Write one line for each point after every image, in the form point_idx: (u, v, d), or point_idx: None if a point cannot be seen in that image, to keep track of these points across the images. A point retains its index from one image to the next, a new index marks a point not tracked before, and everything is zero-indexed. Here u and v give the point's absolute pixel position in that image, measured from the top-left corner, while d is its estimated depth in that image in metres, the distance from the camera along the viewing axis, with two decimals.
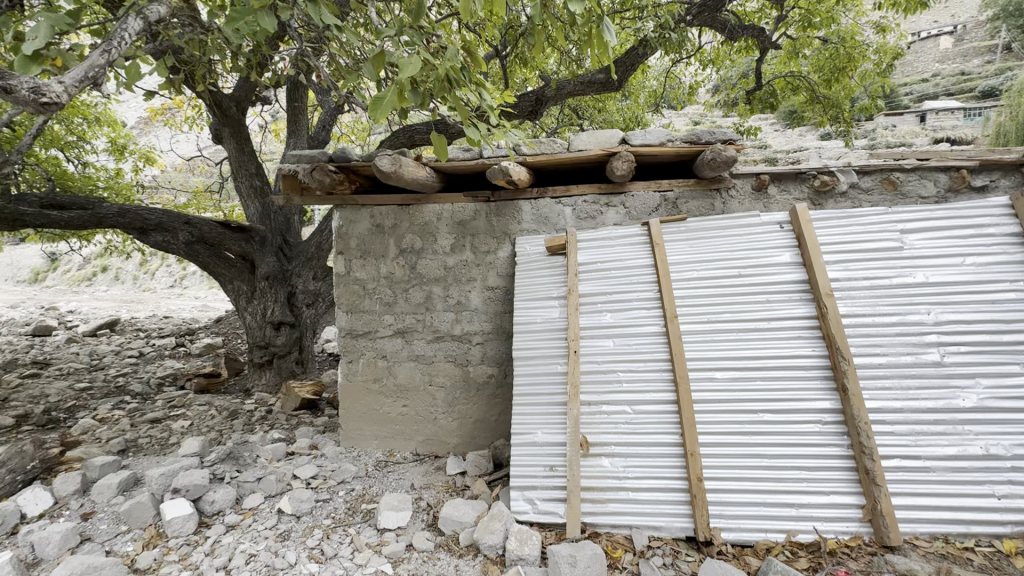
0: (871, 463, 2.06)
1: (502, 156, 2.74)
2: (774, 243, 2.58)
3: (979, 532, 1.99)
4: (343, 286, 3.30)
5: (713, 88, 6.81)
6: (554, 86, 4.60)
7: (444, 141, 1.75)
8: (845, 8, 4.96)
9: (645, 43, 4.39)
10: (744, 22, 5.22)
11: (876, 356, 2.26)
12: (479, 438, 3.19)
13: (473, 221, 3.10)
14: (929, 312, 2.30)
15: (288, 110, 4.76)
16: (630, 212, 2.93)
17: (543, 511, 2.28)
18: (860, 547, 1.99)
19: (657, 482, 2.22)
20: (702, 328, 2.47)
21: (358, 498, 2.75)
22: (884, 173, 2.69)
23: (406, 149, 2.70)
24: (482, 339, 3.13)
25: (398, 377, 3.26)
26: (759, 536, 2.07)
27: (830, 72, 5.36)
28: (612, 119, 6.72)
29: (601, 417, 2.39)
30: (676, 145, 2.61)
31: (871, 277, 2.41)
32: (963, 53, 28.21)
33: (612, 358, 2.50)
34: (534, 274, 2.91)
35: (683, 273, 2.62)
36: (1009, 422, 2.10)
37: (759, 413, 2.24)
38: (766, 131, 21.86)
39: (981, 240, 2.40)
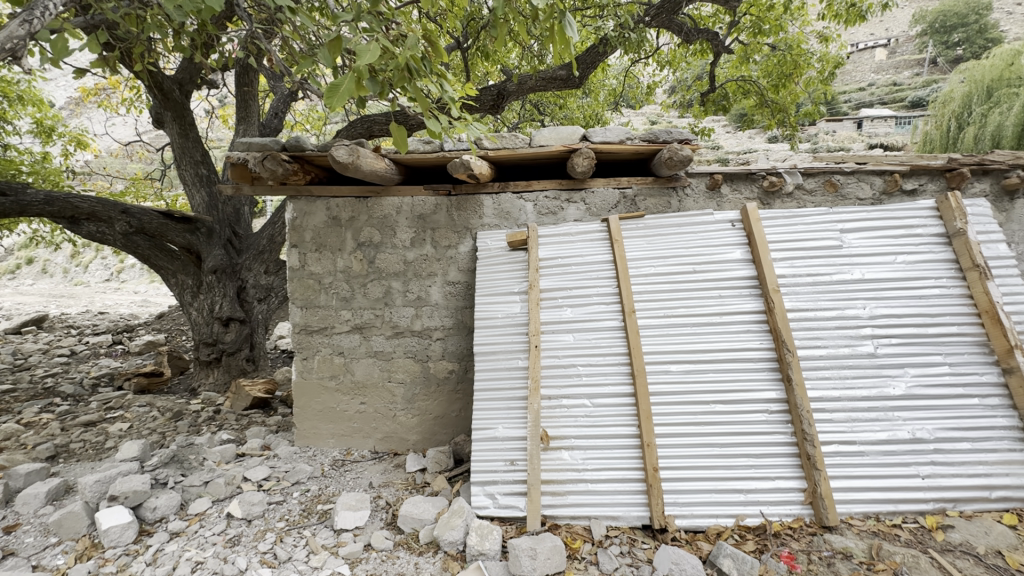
0: (812, 449, 2.19)
1: (463, 150, 2.71)
2: (726, 241, 2.69)
3: (907, 510, 2.14)
4: (297, 280, 3.18)
5: (671, 88, 6.98)
6: (516, 81, 4.56)
7: (403, 131, 1.71)
8: (792, 17, 5.18)
9: (606, 42, 4.41)
10: (699, 26, 5.37)
11: (818, 348, 2.40)
12: (440, 434, 3.17)
13: (434, 215, 3.05)
14: (865, 307, 2.46)
15: (238, 95, 4.51)
16: (590, 208, 2.97)
17: (504, 505, 2.28)
18: (801, 528, 2.10)
19: (615, 473, 2.27)
20: (659, 322, 2.54)
21: (314, 498, 2.67)
22: (825, 175, 2.84)
23: (364, 140, 2.62)
24: (443, 334, 3.11)
25: (355, 374, 3.19)
26: (710, 521, 2.16)
27: (778, 77, 5.61)
28: (572, 116, 6.77)
29: (561, 410, 2.42)
30: (635, 143, 2.66)
31: (814, 274, 2.55)
32: (895, 65, 30.22)
33: (572, 353, 2.53)
34: (495, 269, 2.90)
35: (640, 268, 2.69)
36: (933, 408, 2.28)
37: (711, 404, 2.33)
38: (718, 133, 22.70)
39: (910, 240, 2.59)
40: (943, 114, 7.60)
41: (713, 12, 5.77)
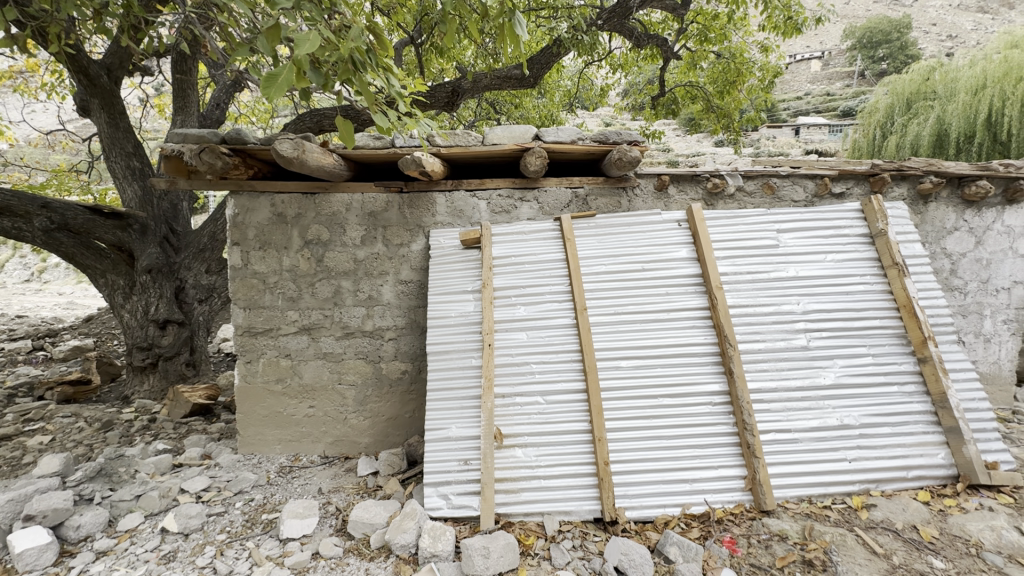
0: (752, 437, 2.30)
1: (415, 147, 2.67)
2: (672, 240, 2.78)
3: (836, 492, 2.29)
4: (239, 279, 3.02)
5: (623, 91, 7.14)
6: (471, 78, 4.53)
7: (350, 126, 1.65)
8: (735, 26, 5.41)
9: (560, 43, 4.45)
10: (649, 32, 5.52)
11: (757, 342, 2.52)
12: (393, 436, 3.11)
13: (385, 212, 2.98)
14: (799, 303, 2.61)
15: (174, 84, 4.23)
16: (543, 207, 2.99)
17: (457, 505, 2.27)
18: (741, 514, 2.21)
19: (567, 469, 2.31)
20: (610, 320, 2.59)
21: (258, 508, 2.56)
22: (764, 178, 3.01)
23: (310, 134, 2.52)
24: (395, 334, 3.05)
25: (304, 376, 3.07)
26: (658, 511, 2.22)
27: (723, 84, 5.84)
28: (528, 116, 6.79)
29: (514, 408, 2.43)
30: (586, 143, 2.70)
31: (753, 271, 2.68)
32: (828, 76, 32.27)
33: (525, 351, 2.55)
34: (449, 268, 2.87)
35: (591, 266, 2.74)
36: (858, 396, 2.45)
37: (659, 398, 2.41)
38: (668, 136, 23.50)
39: (839, 239, 2.77)
40: (869, 124, 8.01)
41: (662, 18, 5.94)
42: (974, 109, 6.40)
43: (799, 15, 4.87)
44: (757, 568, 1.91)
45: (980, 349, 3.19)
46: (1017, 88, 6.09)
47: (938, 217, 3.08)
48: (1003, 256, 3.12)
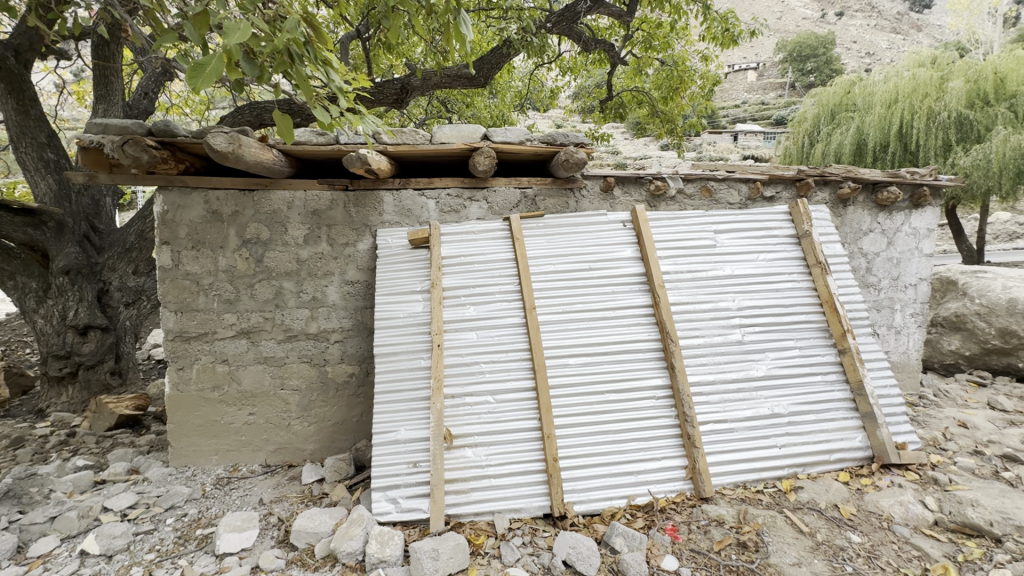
0: (692, 429, 2.42)
1: (360, 144, 2.61)
2: (617, 240, 2.86)
3: (768, 477, 2.44)
4: (170, 281, 2.83)
5: (573, 94, 7.26)
6: (420, 75, 4.46)
7: (289, 121, 1.59)
8: (678, 36, 5.64)
9: (509, 44, 4.46)
10: (596, 37, 5.65)
11: (696, 338, 2.65)
12: (340, 440, 3.03)
13: (330, 211, 2.89)
14: (734, 300, 2.77)
15: (95, 70, 3.89)
16: (492, 207, 3.00)
17: (406, 509, 2.23)
18: (682, 502, 2.31)
19: (517, 466, 2.33)
20: (558, 318, 2.64)
21: (191, 523, 2.41)
22: (702, 181, 3.15)
23: (248, 128, 2.41)
24: (341, 336, 2.97)
25: (242, 383, 2.92)
26: (605, 504, 2.28)
27: (667, 90, 6.06)
28: (480, 116, 6.65)
29: (464, 408, 2.42)
30: (534, 144, 2.73)
31: (692, 270, 2.81)
32: (763, 86, 34.27)
33: (475, 351, 2.54)
34: (397, 268, 2.82)
35: (540, 266, 2.77)
36: (787, 386, 2.63)
37: (605, 394, 2.48)
38: (617, 139, 24.18)
39: (769, 240, 2.96)
40: (798, 132, 8.50)
41: (609, 24, 6.10)
42: (888, 122, 7.05)
43: (736, 27, 5.10)
44: (697, 552, 2.00)
45: (892, 340, 3.50)
46: (923, 103, 6.90)
47: (855, 220, 3.35)
48: (910, 256, 3.44)
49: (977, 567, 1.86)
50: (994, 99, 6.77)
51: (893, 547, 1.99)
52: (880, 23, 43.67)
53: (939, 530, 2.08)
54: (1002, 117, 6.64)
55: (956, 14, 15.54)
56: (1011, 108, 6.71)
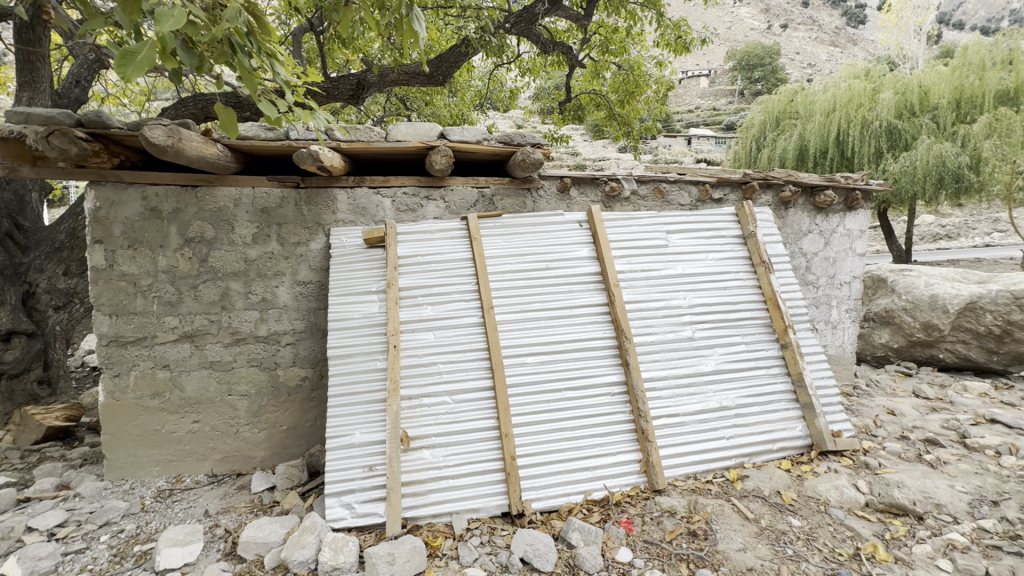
0: (645, 423, 2.49)
1: (311, 140, 2.53)
2: (574, 239, 2.91)
3: (717, 468, 2.54)
4: (103, 281, 2.65)
5: (533, 95, 7.30)
6: (376, 71, 4.36)
7: (232, 115, 1.52)
8: (633, 41, 5.78)
9: (467, 43, 4.41)
10: (555, 39, 5.71)
11: (650, 335, 2.73)
12: (292, 446, 2.94)
13: (280, 209, 2.79)
14: (685, 298, 2.87)
15: (17, 55, 3.55)
16: (449, 207, 2.99)
17: (362, 514, 2.19)
18: (637, 495, 2.37)
19: (474, 467, 2.32)
20: (516, 317, 2.65)
21: (128, 540, 2.27)
22: (655, 183, 3.24)
23: (189, 122, 2.29)
24: (293, 338, 2.87)
25: (186, 389, 2.77)
26: (563, 500, 2.32)
27: (623, 93, 6.20)
28: (440, 114, 6.57)
29: (421, 410, 2.39)
30: (491, 144, 2.74)
31: (646, 269, 2.89)
32: (714, 93, 35.65)
33: (433, 351, 2.51)
34: (351, 268, 2.75)
35: (498, 265, 2.77)
36: (735, 380, 2.75)
37: (561, 391, 2.52)
38: (576, 141, 24.55)
39: (717, 240, 3.09)
40: (746, 137, 8.87)
41: (567, 27, 6.19)
42: (827, 129, 7.59)
43: (688, 35, 5.27)
44: (651, 543, 2.06)
45: (829, 335, 3.72)
46: (858, 112, 7.38)
47: (796, 222, 3.53)
48: (845, 255, 3.67)
49: (902, 543, 2.01)
50: (919, 110, 7.26)
51: (830, 529, 2.12)
52: (820, 36, 46.31)
53: (870, 511, 2.23)
54: (926, 127, 7.10)
55: (888, 29, 16.63)
56: (934, 119, 7.19)
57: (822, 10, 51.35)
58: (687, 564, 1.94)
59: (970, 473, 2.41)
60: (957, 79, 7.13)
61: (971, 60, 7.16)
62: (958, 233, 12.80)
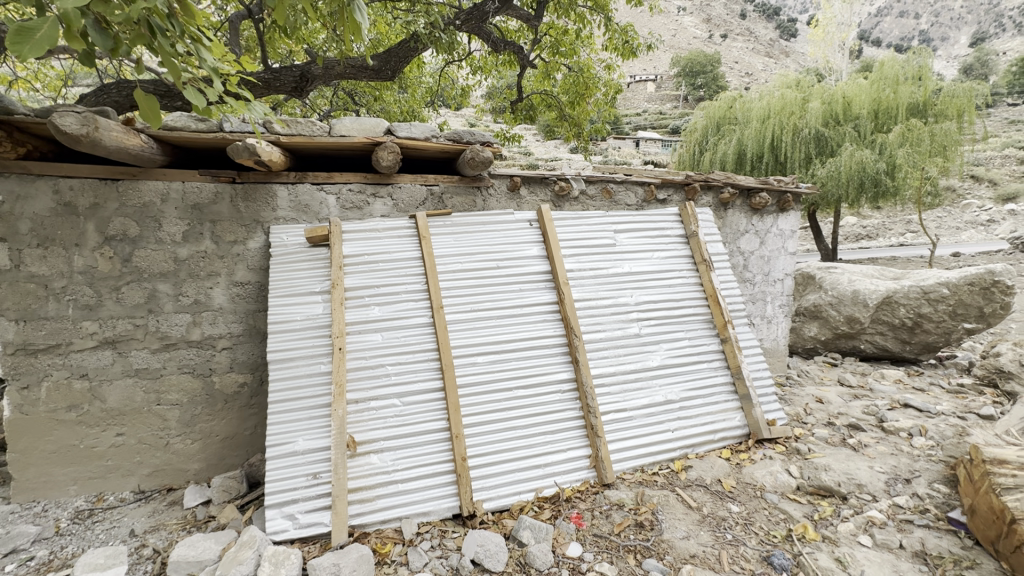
0: (594, 419, 2.54)
1: (247, 133, 2.39)
2: (524, 239, 2.92)
3: (662, 459, 2.63)
4: (8, 284, 2.39)
5: (485, 94, 7.26)
6: (321, 63, 4.18)
7: (155, 103, 1.40)
8: (583, 43, 5.86)
9: (416, 38, 4.30)
10: (505, 39, 5.71)
11: (599, 332, 2.78)
12: (230, 457, 2.79)
13: (213, 205, 2.63)
14: (632, 296, 2.94)
15: None
16: (397, 205, 2.92)
17: (305, 524, 2.10)
18: (587, 490, 2.41)
19: (424, 470, 2.28)
20: (467, 317, 2.63)
21: (39, 568, 2.07)
22: (602, 184, 3.31)
23: (107, 109, 2.10)
24: (230, 343, 2.71)
25: (108, 400, 2.55)
26: (514, 499, 2.32)
27: (573, 95, 6.28)
28: (389, 110, 6.38)
29: (368, 414, 2.32)
30: (440, 141, 2.70)
31: (594, 268, 2.94)
32: (661, 98, 36.91)
33: (380, 353, 2.44)
34: (293, 268, 2.63)
35: (448, 264, 2.73)
36: (679, 374, 2.85)
37: (513, 390, 2.52)
38: (528, 141, 24.78)
39: (662, 239, 3.20)
40: (690, 141, 9.26)
41: (518, 28, 6.22)
42: (763, 135, 8.09)
43: (635, 40, 5.39)
44: (600, 537, 2.09)
45: (765, 329, 3.94)
46: (790, 120, 7.90)
47: (734, 222, 3.72)
48: (778, 254, 3.89)
49: (829, 522, 2.15)
50: (843, 120, 7.82)
51: (765, 513, 2.24)
52: (756, 47, 49.01)
53: (801, 494, 2.38)
54: (849, 135, 7.64)
55: (816, 44, 17.83)
56: (856, 128, 7.75)
57: (758, 23, 54.34)
58: (635, 555, 1.99)
59: (887, 454, 2.62)
60: (875, 92, 7.67)
61: (887, 75, 7.66)
62: (877, 233, 13.92)
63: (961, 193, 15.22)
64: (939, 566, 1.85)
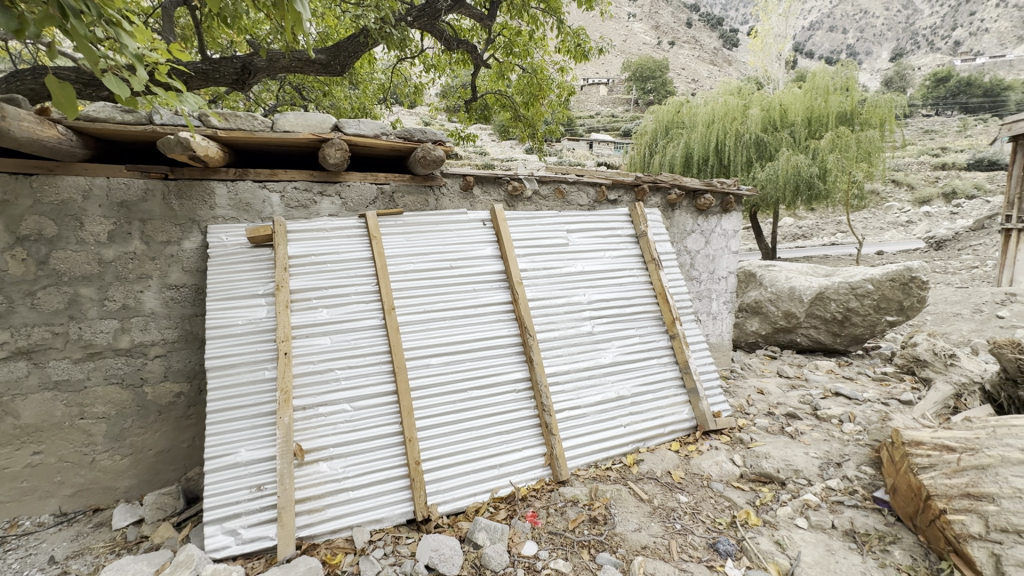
0: (549, 417, 2.56)
1: (180, 126, 2.25)
2: (478, 238, 2.91)
3: (614, 454, 2.68)
4: None
5: (440, 92, 7.18)
6: (265, 55, 3.97)
7: (70, 91, 1.29)
8: (536, 45, 5.90)
9: (366, 33, 4.18)
10: (459, 37, 5.65)
11: (553, 331, 2.81)
12: (164, 471, 2.61)
13: (143, 203, 2.45)
14: (585, 295, 2.99)
15: None
16: (346, 203, 2.83)
17: (248, 539, 2.00)
18: (542, 488, 2.43)
19: (376, 475, 2.22)
20: (420, 318, 2.58)
21: None
22: (555, 184, 3.35)
23: (18, 97, 1.92)
24: (163, 350, 2.54)
25: (22, 416, 2.33)
26: (469, 500, 2.30)
27: (527, 96, 6.31)
28: (340, 107, 6.19)
29: (317, 420, 2.23)
30: (390, 139, 2.63)
31: (548, 267, 2.97)
32: (613, 101, 37.82)
33: (329, 357, 2.36)
34: (233, 269, 2.49)
35: (400, 265, 2.67)
36: (631, 370, 2.93)
37: (467, 391, 2.51)
38: (483, 141, 24.75)
39: (614, 239, 3.27)
40: (640, 143, 9.56)
41: (471, 27, 6.19)
42: (708, 139, 8.48)
43: (586, 44, 5.46)
44: (555, 534, 2.11)
45: (710, 324, 4.12)
46: (732, 125, 8.31)
47: (681, 222, 3.86)
48: (722, 253, 4.07)
49: (769, 507, 2.27)
50: (780, 126, 8.28)
51: (711, 501, 2.33)
52: (701, 55, 51.16)
53: (744, 481, 2.50)
54: (785, 141, 8.11)
55: (755, 53, 18.82)
56: (791, 134, 8.23)
57: (703, 32, 56.72)
58: (588, 550, 2.01)
59: (820, 440, 2.79)
60: (808, 100, 8.16)
61: (819, 85, 8.17)
62: (812, 233, 14.84)
63: (884, 196, 16.49)
64: (866, 543, 1.99)
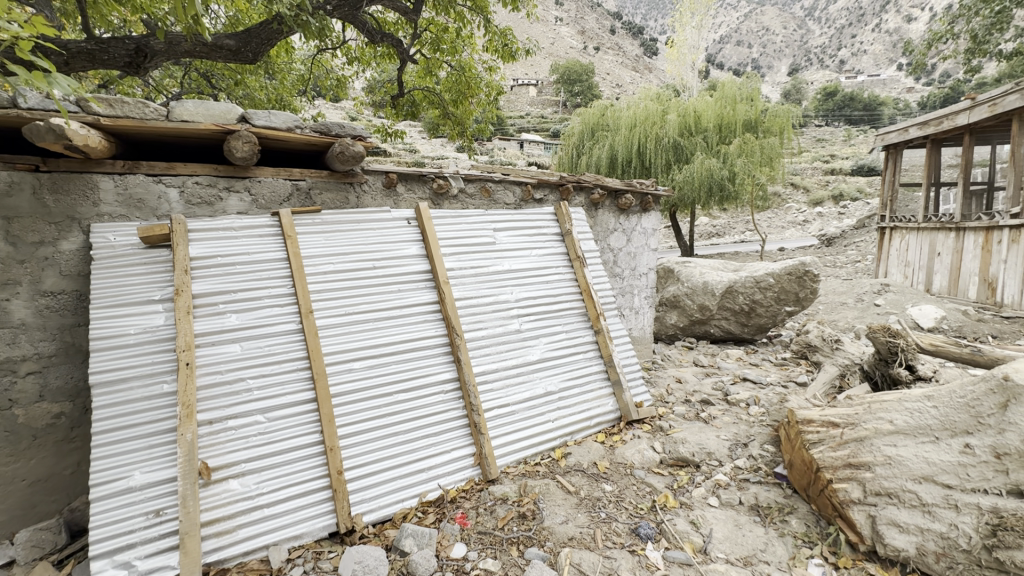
0: (477, 417, 2.54)
1: (52, 111, 1.98)
2: (402, 237, 2.83)
3: (543, 449, 2.73)
4: None
5: (365, 86, 6.91)
6: (164, 38, 3.59)
7: None
8: (463, 42, 5.82)
9: (280, 20, 3.91)
10: (383, 30, 5.47)
11: (481, 330, 2.80)
12: (43, 503, 2.29)
13: (8, 198, 2.14)
14: (513, 293, 3.01)
15: None
16: (256, 201, 2.64)
17: (145, 571, 1.82)
18: (471, 488, 2.41)
19: (294, 489, 2.10)
20: (341, 320, 2.46)
21: None
22: (481, 182, 3.34)
23: None
24: (37, 366, 2.23)
25: None
26: (396, 507, 2.24)
27: (456, 93, 6.22)
28: (255, 97, 5.79)
29: (226, 435, 2.06)
30: (304, 133, 2.49)
31: (474, 266, 2.96)
32: (542, 102, 38.49)
33: (239, 366, 2.18)
34: (122, 273, 2.23)
35: (319, 265, 2.53)
36: (557, 366, 2.99)
37: (393, 394, 2.43)
38: (413, 137, 24.22)
39: (539, 237, 3.32)
40: (568, 144, 9.82)
41: (396, 20, 6.00)
42: (630, 141, 8.92)
43: (513, 44, 5.48)
44: (484, 533, 2.10)
45: (633, 319, 4.31)
46: (652, 129, 8.77)
47: (604, 221, 4.00)
48: (643, 250, 4.27)
49: (685, 489, 2.41)
50: (694, 131, 8.81)
51: (634, 488, 2.43)
52: (625, 61, 53.45)
53: (663, 466, 2.64)
54: (699, 145, 8.65)
55: (672, 62, 19.89)
56: (705, 139, 8.79)
57: (625, 39, 59.24)
58: (517, 547, 2.03)
59: (730, 424, 3.01)
60: (719, 108, 8.76)
61: (728, 94, 8.80)
62: (725, 232, 16.01)
63: (785, 198, 18.13)
64: (768, 515, 2.17)
